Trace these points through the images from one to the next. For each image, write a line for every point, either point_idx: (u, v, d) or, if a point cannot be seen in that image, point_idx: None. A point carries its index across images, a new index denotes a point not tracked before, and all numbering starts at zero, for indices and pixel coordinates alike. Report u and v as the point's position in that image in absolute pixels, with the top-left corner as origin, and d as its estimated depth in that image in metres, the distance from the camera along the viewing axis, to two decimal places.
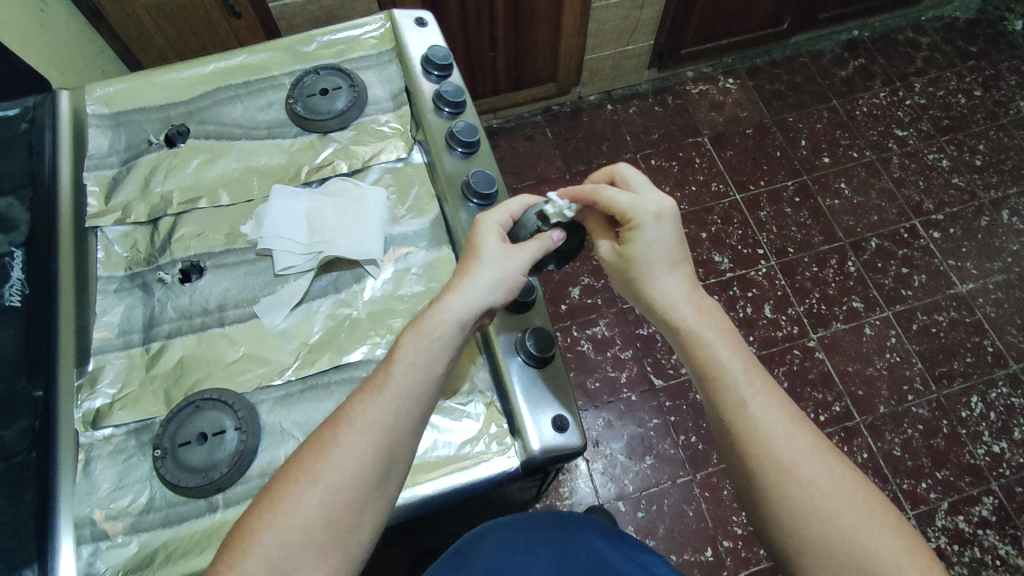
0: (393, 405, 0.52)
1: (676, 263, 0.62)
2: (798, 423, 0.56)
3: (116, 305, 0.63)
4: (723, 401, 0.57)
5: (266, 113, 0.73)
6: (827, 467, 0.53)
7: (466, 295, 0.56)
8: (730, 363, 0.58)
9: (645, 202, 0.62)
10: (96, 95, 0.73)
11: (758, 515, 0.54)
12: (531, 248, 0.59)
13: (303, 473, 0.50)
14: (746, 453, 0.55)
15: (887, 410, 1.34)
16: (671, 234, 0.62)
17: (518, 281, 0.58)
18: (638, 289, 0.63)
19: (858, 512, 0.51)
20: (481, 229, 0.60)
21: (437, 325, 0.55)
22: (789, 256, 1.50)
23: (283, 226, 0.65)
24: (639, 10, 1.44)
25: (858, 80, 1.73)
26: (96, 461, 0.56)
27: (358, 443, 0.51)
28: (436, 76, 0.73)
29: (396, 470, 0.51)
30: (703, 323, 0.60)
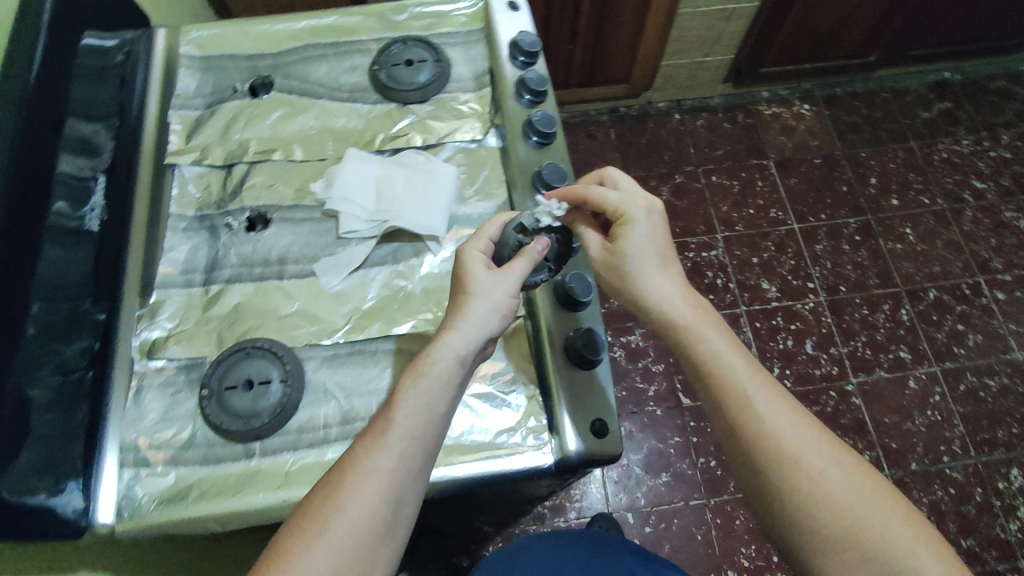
0: (400, 449, 0.49)
1: (668, 259, 0.60)
2: (800, 413, 0.54)
3: (183, 243, 0.65)
4: (725, 398, 0.55)
5: (349, 76, 0.74)
6: (834, 456, 0.51)
7: (465, 331, 0.54)
8: (729, 359, 0.56)
9: (635, 198, 0.60)
10: (191, 37, 0.75)
11: (768, 510, 0.52)
12: (519, 268, 0.56)
13: (313, 524, 0.46)
14: (751, 448, 0.53)
15: (918, 467, 1.29)
16: (660, 231, 0.60)
17: (513, 304, 0.56)
18: (630, 289, 0.59)
19: (868, 503, 0.49)
20: (466, 260, 0.57)
21: (434, 364, 0.52)
22: (840, 294, 1.45)
23: (351, 191, 0.65)
24: (726, 22, 1.40)
25: (941, 124, 1.66)
26: (146, 391, 0.58)
27: (370, 493, 0.47)
28: (521, 62, 0.73)
29: (405, 513, 0.49)
30: (699, 320, 0.58)
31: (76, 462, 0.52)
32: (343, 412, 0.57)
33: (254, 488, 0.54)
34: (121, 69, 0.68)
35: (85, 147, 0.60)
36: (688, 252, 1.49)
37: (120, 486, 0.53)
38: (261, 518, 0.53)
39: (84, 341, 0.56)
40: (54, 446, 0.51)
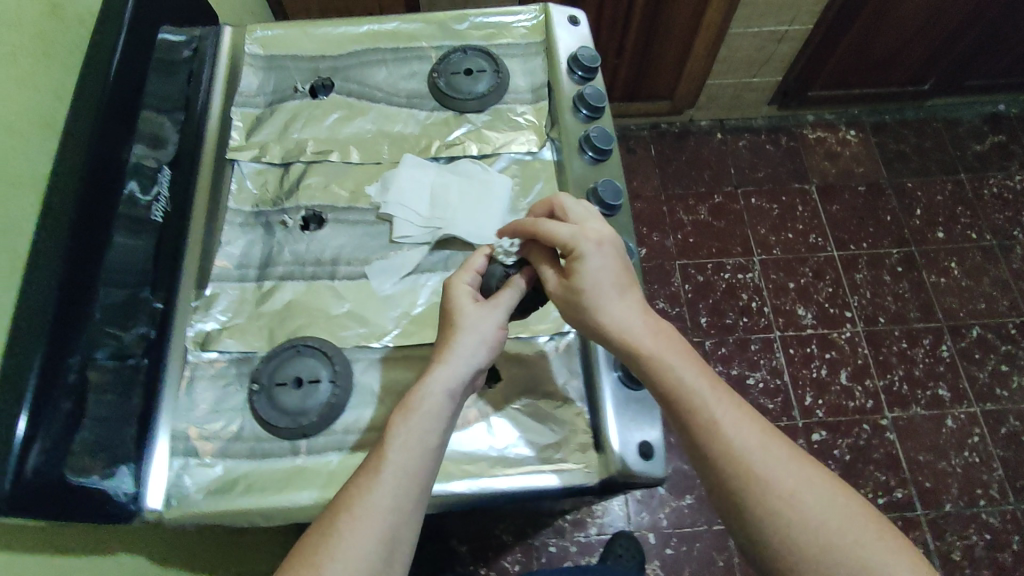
0: (394, 486, 0.49)
1: (625, 285, 0.57)
2: (767, 431, 0.54)
3: (239, 238, 0.66)
4: (693, 423, 0.54)
5: (408, 82, 0.74)
6: (803, 472, 0.52)
7: (453, 365, 0.54)
8: (694, 383, 0.55)
9: (586, 229, 0.57)
10: (256, 36, 0.76)
11: (746, 534, 0.52)
12: (505, 300, 0.57)
13: (312, 561, 0.47)
14: (726, 473, 0.52)
15: (952, 509, 1.26)
16: (614, 260, 0.57)
17: (500, 335, 0.56)
18: (590, 324, 0.57)
19: (841, 517, 0.49)
20: (452, 296, 0.57)
21: (424, 399, 0.52)
22: (878, 325, 1.42)
23: (406, 196, 0.66)
24: (777, 43, 1.39)
25: (994, 157, 1.62)
26: (198, 381, 0.59)
27: (369, 530, 0.48)
28: (579, 77, 0.73)
29: (404, 544, 0.49)
30: (663, 344, 0.56)
31: (129, 446, 0.53)
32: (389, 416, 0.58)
33: (299, 485, 0.54)
34: (189, 65, 0.70)
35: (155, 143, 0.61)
36: (724, 272, 1.47)
37: (169, 474, 0.55)
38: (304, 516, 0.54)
39: (140, 329, 0.57)
40: (109, 429, 0.52)
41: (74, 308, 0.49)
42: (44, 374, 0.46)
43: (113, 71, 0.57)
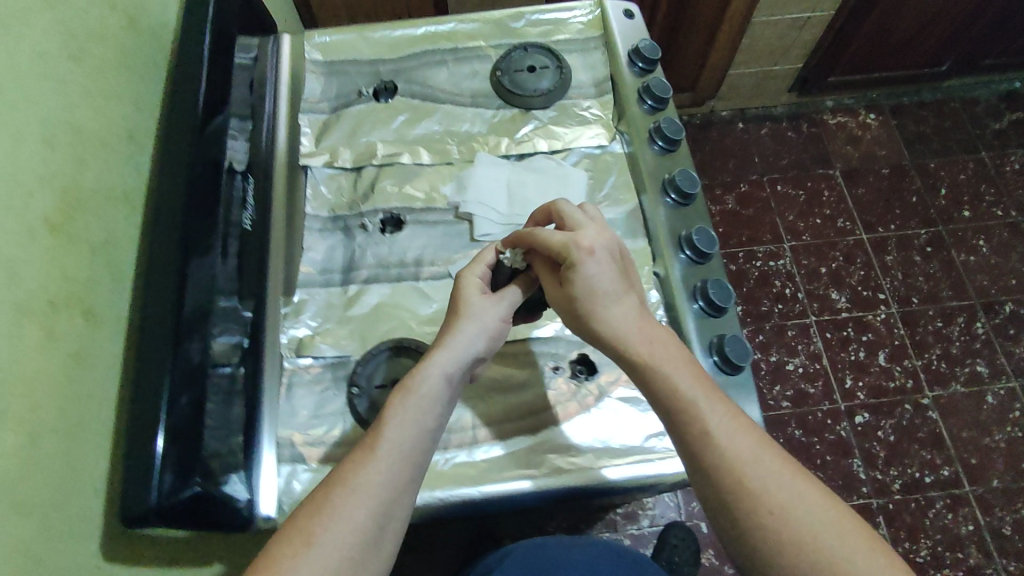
0: (389, 464, 0.48)
1: (622, 293, 0.54)
2: (764, 443, 0.49)
3: (319, 243, 0.66)
4: (684, 428, 0.50)
5: (470, 81, 0.74)
6: (796, 487, 0.47)
7: (454, 350, 0.53)
8: (691, 390, 0.50)
9: (580, 236, 0.54)
10: (315, 42, 0.76)
11: (731, 541, 0.48)
12: (512, 294, 0.57)
13: (301, 533, 0.45)
14: (714, 482, 0.48)
15: (999, 483, 1.27)
16: (610, 269, 0.54)
17: (502, 327, 0.56)
18: (586, 323, 0.54)
19: (832, 535, 0.45)
20: (462, 284, 0.56)
21: (424, 382, 0.51)
22: (912, 305, 1.43)
23: (485, 194, 0.66)
24: (798, 30, 1.40)
25: (1013, 134, 1.63)
26: (297, 387, 0.60)
27: (360, 508, 0.46)
28: (640, 68, 0.74)
29: (393, 527, 0.47)
30: (658, 348, 0.52)
31: (236, 455, 0.54)
32: (489, 413, 0.58)
33: None
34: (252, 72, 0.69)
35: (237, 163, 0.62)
36: (756, 260, 1.48)
37: (279, 479, 0.55)
38: (419, 513, 0.55)
39: (233, 340, 0.56)
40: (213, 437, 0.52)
41: (186, 327, 0.50)
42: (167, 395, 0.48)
43: (201, 90, 0.57)
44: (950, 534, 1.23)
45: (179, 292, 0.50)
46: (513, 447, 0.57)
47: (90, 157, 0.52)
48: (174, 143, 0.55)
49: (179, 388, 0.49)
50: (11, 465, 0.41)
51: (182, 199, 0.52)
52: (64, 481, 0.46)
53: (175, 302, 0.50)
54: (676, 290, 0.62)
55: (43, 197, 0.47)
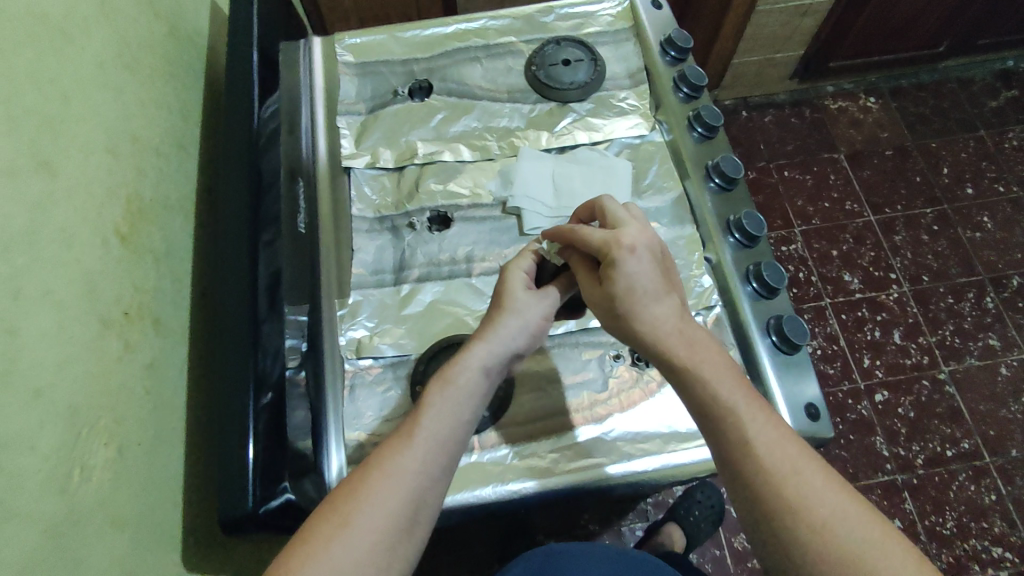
0: (426, 450, 0.46)
1: (662, 292, 0.50)
2: (811, 457, 0.45)
3: (368, 244, 0.66)
4: (721, 436, 0.46)
5: (506, 77, 0.74)
6: (843, 506, 0.43)
7: (497, 345, 0.51)
8: (731, 397, 0.47)
9: (621, 233, 0.51)
10: (346, 44, 0.76)
11: (771, 560, 0.44)
12: (555, 290, 0.55)
13: (334, 514, 0.43)
14: (750, 493, 0.44)
15: (1019, 454, 1.29)
16: (653, 269, 0.50)
17: (545, 325, 0.54)
18: (620, 324, 0.51)
19: (885, 558, 0.40)
20: (507, 277, 0.55)
21: (463, 372, 0.49)
22: (923, 283, 1.46)
23: (532, 188, 0.67)
24: (802, 17, 1.39)
25: (1010, 112, 1.66)
26: (358, 389, 0.59)
27: (394, 492, 0.44)
28: (672, 58, 0.75)
29: (425, 517, 0.45)
30: (696, 355, 0.48)
31: (308, 455, 0.55)
32: (554, 405, 0.59)
33: (482, 480, 0.55)
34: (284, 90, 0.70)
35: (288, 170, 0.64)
36: None
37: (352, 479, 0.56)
38: (495, 506, 0.55)
39: (292, 341, 0.57)
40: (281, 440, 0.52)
41: (259, 331, 0.52)
42: (253, 399, 0.49)
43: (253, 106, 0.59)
44: (975, 505, 1.25)
45: (253, 293, 0.52)
46: (582, 436, 0.57)
47: (149, 167, 0.52)
48: (234, 160, 0.56)
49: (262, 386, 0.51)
50: (106, 476, 0.41)
51: (248, 206, 0.55)
52: (151, 492, 0.46)
53: (250, 307, 0.52)
54: (729, 274, 0.64)
55: (111, 207, 0.46)
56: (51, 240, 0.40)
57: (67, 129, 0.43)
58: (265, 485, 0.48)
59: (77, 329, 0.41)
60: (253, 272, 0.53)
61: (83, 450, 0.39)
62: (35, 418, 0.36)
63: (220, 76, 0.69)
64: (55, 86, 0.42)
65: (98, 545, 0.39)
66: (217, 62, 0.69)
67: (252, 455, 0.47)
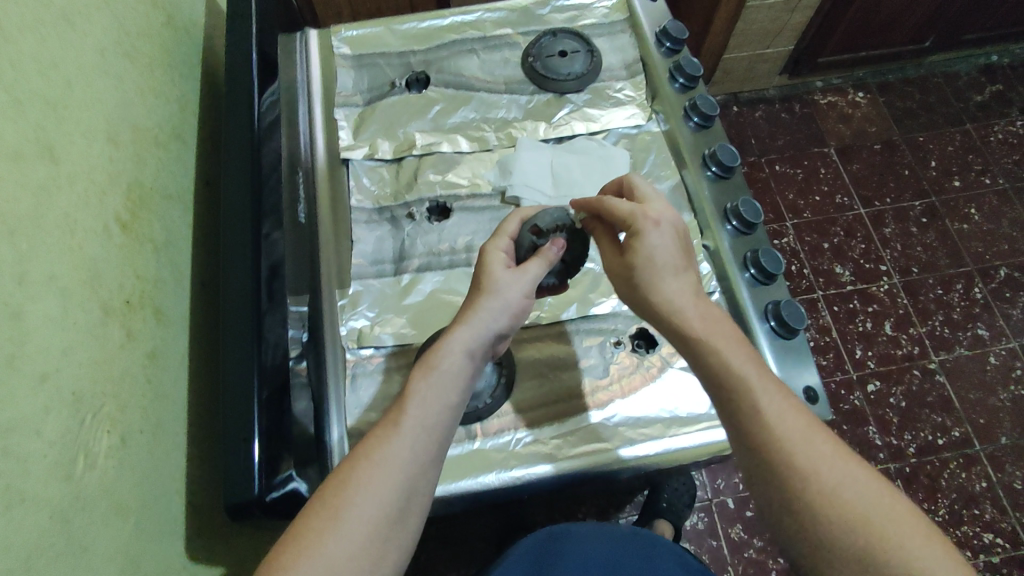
0: (414, 439, 0.45)
1: (681, 266, 0.51)
2: (819, 427, 0.46)
3: (368, 235, 0.66)
4: (732, 406, 0.47)
5: (503, 68, 0.75)
6: (850, 472, 0.43)
7: (477, 327, 0.50)
8: (742, 367, 0.47)
9: (649, 207, 0.52)
10: (342, 36, 0.76)
11: (779, 523, 0.44)
12: (535, 268, 0.54)
13: (326, 509, 0.42)
14: (760, 459, 0.45)
15: (1008, 441, 1.31)
16: (674, 243, 0.51)
17: (526, 304, 0.53)
18: (637, 294, 0.52)
19: (890, 522, 0.41)
20: (487, 258, 0.54)
21: (445, 357, 0.49)
22: (913, 275, 1.48)
23: (531, 177, 0.67)
24: (791, 13, 1.40)
25: (995, 106, 1.69)
26: (359, 378, 0.59)
27: (384, 483, 0.43)
28: (668, 48, 0.76)
29: (419, 503, 0.45)
30: (710, 325, 0.49)
31: (311, 445, 0.55)
32: (556, 391, 0.59)
33: (485, 467, 0.55)
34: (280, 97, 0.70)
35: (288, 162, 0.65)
36: None
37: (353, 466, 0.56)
38: (498, 492, 0.55)
39: (293, 332, 0.58)
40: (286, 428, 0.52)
41: (264, 318, 0.51)
42: (258, 389, 0.48)
43: (252, 96, 0.59)
44: (966, 492, 1.27)
45: (258, 282, 0.52)
46: (583, 422, 0.57)
47: (149, 157, 0.52)
48: (234, 149, 0.56)
49: (267, 376, 0.50)
50: (110, 464, 0.41)
51: (250, 195, 0.54)
52: (156, 480, 0.45)
53: (253, 293, 0.51)
54: (726, 261, 0.64)
55: (113, 195, 0.46)
56: (55, 225, 0.39)
57: (69, 116, 0.42)
58: (270, 477, 0.48)
59: (80, 316, 0.40)
60: (256, 259, 0.52)
61: (87, 437, 0.39)
62: (41, 402, 0.36)
63: (216, 69, 0.69)
64: (56, 73, 0.42)
65: (103, 531, 0.39)
66: (213, 54, 0.69)
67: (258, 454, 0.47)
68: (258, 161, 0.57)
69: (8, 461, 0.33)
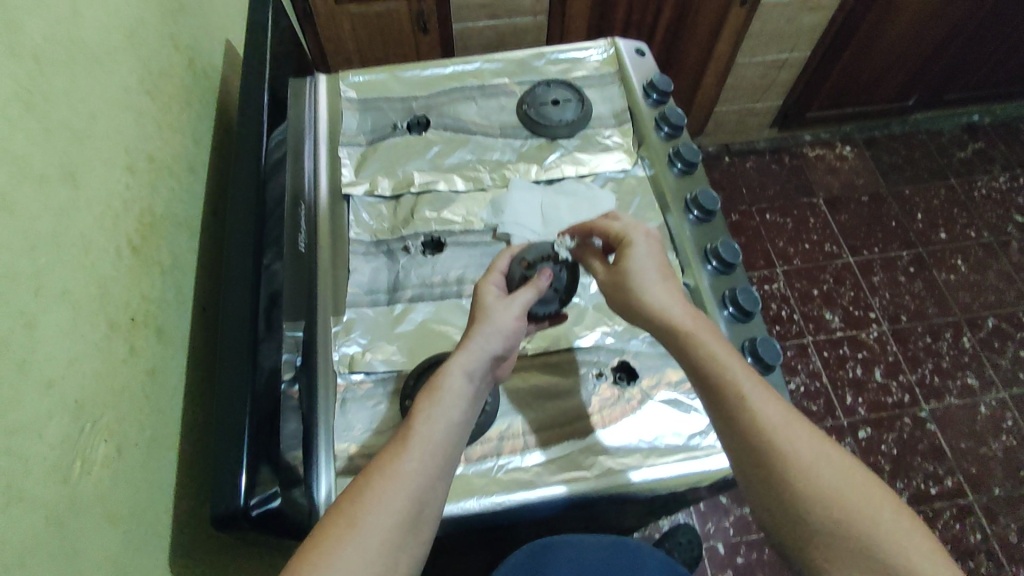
0: (424, 453, 0.48)
1: (667, 273, 0.56)
2: (797, 414, 0.49)
3: (364, 266, 0.69)
4: (719, 398, 0.50)
5: (499, 114, 0.80)
6: (828, 456, 0.47)
7: (473, 350, 0.54)
8: (727, 360, 0.51)
9: (635, 225, 0.60)
10: (349, 82, 0.81)
11: (765, 507, 0.47)
12: (525, 295, 0.58)
13: (344, 516, 0.44)
14: (744, 445, 0.48)
15: (1002, 492, 1.31)
16: (659, 253, 0.58)
17: (519, 327, 0.57)
18: (627, 303, 0.56)
19: (864, 499, 0.45)
20: (479, 292, 0.59)
21: (448, 378, 0.52)
22: (902, 323, 1.50)
23: (522, 215, 0.71)
24: (778, 70, 1.47)
25: (977, 162, 1.75)
26: (349, 403, 0.62)
27: (397, 493, 0.45)
28: (654, 100, 0.81)
29: (429, 515, 0.46)
30: (698, 323, 0.53)
31: (297, 467, 0.56)
32: (539, 419, 0.61)
33: (466, 492, 0.56)
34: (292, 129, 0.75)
35: (292, 196, 0.68)
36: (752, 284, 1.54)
37: (340, 490, 0.57)
38: (478, 517, 0.56)
39: (287, 356, 0.59)
40: (272, 447, 0.53)
41: (259, 340, 0.54)
42: (249, 405, 0.50)
43: (262, 133, 0.63)
44: (960, 543, 1.25)
45: (255, 308, 0.54)
46: (564, 450, 0.59)
47: (162, 186, 0.56)
48: (241, 181, 0.60)
49: (261, 399, 0.52)
50: (104, 473, 0.42)
51: (254, 224, 0.58)
52: (146, 493, 0.47)
53: (251, 317, 0.54)
54: (706, 299, 0.67)
55: (125, 219, 0.49)
56: (70, 244, 0.42)
57: (91, 145, 0.46)
58: (255, 489, 0.48)
59: (88, 330, 0.43)
60: (256, 284, 0.55)
61: (85, 444, 0.41)
62: (45, 407, 0.38)
63: (228, 108, 0.73)
64: (84, 106, 0.46)
65: (92, 539, 0.40)
66: (228, 95, 0.74)
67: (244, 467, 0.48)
68: (263, 193, 0.60)
69: (10, 460, 0.34)
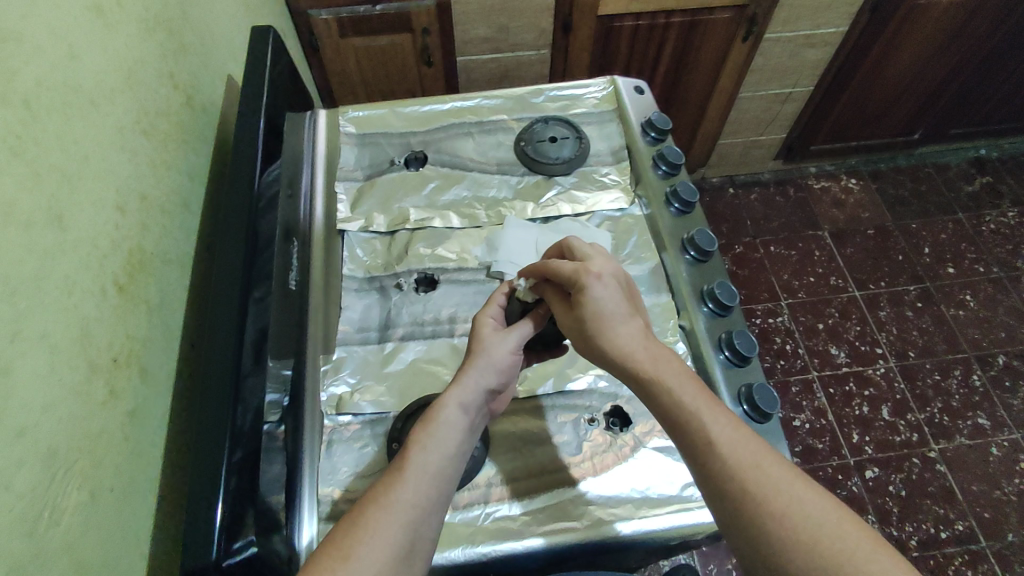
0: (419, 484, 0.46)
1: (631, 313, 0.54)
2: (769, 452, 0.48)
3: (356, 302, 0.69)
4: (689, 441, 0.49)
5: (496, 151, 0.80)
6: (804, 493, 0.45)
7: (466, 385, 0.53)
8: (692, 402, 0.50)
9: (590, 262, 0.56)
10: (348, 117, 0.82)
11: (748, 554, 0.45)
12: (521, 329, 0.57)
13: (335, 551, 0.42)
14: (721, 489, 0.47)
15: (1016, 538, 1.26)
16: (619, 293, 0.55)
17: (514, 360, 0.56)
18: (595, 348, 0.54)
19: (838, 535, 0.43)
20: (477, 324, 0.58)
21: (443, 409, 0.51)
22: (910, 359, 1.47)
23: (516, 254, 0.70)
24: (782, 104, 1.47)
25: (985, 197, 1.74)
26: (336, 445, 0.60)
27: (393, 526, 0.44)
28: (653, 138, 0.80)
29: (422, 550, 0.45)
30: (660, 363, 0.51)
31: (278, 514, 0.55)
32: (529, 466, 0.59)
33: (451, 540, 0.55)
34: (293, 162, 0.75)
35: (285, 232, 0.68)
36: (755, 318, 1.53)
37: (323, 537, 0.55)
38: (462, 567, 0.54)
39: (271, 397, 0.59)
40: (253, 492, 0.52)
41: (242, 381, 0.53)
42: (228, 451, 0.49)
43: (256, 168, 0.63)
44: None
45: (240, 346, 0.54)
46: (553, 499, 0.57)
47: (152, 224, 0.55)
48: (232, 219, 0.59)
49: (242, 439, 0.51)
50: (75, 521, 0.41)
51: (243, 262, 0.57)
52: (119, 539, 0.46)
53: (235, 357, 0.53)
54: (702, 343, 0.66)
55: (113, 258, 0.49)
56: (52, 286, 0.42)
57: (81, 187, 0.46)
58: (228, 539, 0.48)
59: (65, 373, 0.42)
60: (242, 323, 0.54)
61: (55, 492, 0.40)
62: (15, 456, 0.37)
63: (227, 143, 0.74)
64: (76, 148, 0.46)
65: None
66: (226, 130, 0.74)
67: (219, 516, 0.47)
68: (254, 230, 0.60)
69: None
